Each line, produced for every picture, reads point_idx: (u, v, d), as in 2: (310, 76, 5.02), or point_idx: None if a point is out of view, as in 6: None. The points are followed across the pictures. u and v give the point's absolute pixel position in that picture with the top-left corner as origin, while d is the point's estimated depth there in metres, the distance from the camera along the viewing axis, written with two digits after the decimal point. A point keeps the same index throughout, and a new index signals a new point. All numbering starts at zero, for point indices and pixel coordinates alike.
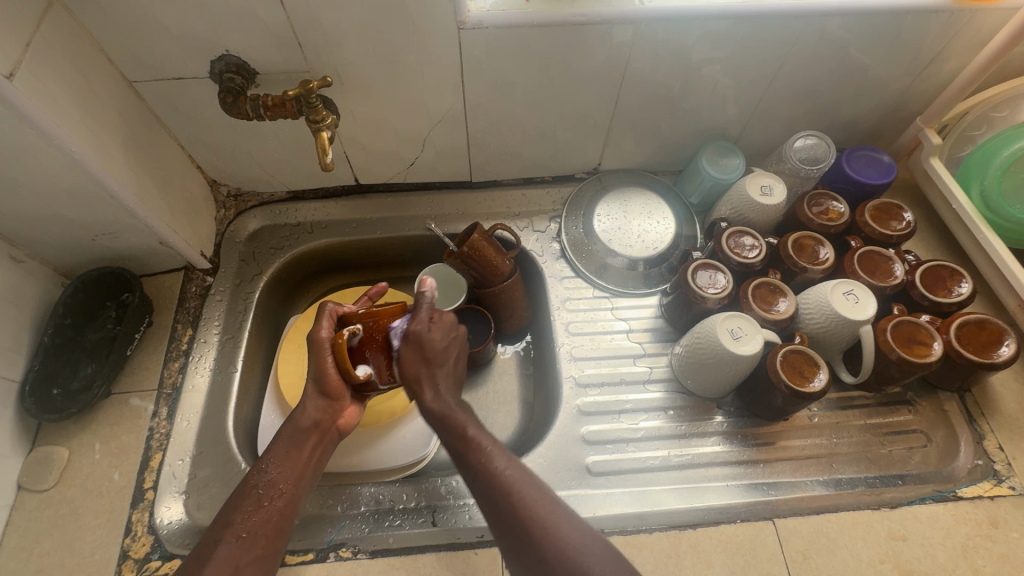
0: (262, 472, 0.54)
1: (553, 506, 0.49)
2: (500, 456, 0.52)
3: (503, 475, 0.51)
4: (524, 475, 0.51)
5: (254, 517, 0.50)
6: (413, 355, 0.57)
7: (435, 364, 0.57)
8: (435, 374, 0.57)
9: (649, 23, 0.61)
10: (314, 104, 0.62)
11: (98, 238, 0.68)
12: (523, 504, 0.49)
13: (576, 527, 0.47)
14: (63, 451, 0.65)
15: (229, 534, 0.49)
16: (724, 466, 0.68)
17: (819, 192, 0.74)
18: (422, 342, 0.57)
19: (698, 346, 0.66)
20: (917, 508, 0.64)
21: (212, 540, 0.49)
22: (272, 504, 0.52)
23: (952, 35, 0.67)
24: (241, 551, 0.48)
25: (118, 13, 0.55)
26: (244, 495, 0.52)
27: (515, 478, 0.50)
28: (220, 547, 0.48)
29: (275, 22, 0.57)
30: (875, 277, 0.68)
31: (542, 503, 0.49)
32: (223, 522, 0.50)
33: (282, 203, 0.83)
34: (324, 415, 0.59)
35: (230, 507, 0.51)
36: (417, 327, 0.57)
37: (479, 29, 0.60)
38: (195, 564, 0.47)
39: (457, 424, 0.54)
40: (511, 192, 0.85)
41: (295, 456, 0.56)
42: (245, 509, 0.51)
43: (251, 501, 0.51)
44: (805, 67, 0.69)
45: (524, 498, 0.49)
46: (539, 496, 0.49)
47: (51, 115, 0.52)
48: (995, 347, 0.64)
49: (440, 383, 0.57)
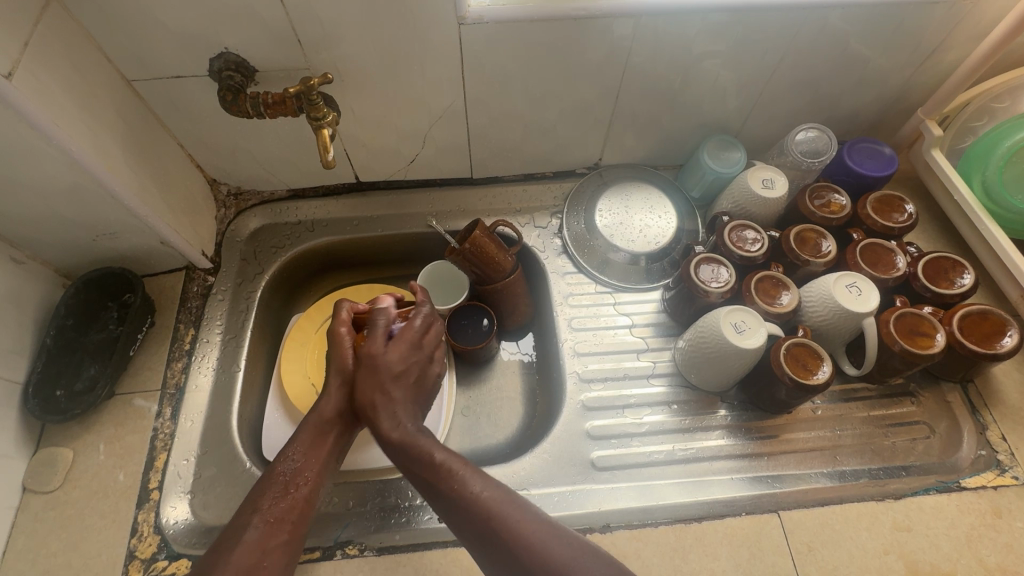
0: (287, 458, 0.54)
1: (538, 528, 0.47)
2: (474, 478, 0.50)
3: (481, 499, 0.49)
4: (503, 498, 0.49)
5: (280, 502, 0.51)
6: (369, 375, 0.57)
7: (391, 386, 0.57)
8: (391, 398, 0.56)
9: (650, 16, 0.61)
10: (315, 101, 0.61)
11: (99, 239, 0.67)
12: (507, 529, 0.47)
13: (570, 547, 0.46)
14: (68, 452, 0.65)
15: (256, 517, 0.49)
16: (727, 460, 0.68)
17: (821, 185, 0.74)
18: (376, 364, 0.57)
19: (701, 340, 0.66)
20: (922, 498, 0.64)
21: (241, 522, 0.49)
22: (297, 492, 0.52)
23: (953, 25, 0.67)
24: (270, 535, 0.49)
25: (115, 11, 0.54)
26: (269, 483, 0.52)
27: (492, 500, 0.49)
28: (248, 530, 0.49)
29: (275, 19, 0.57)
30: (878, 269, 0.68)
31: (524, 524, 0.47)
32: (250, 507, 0.51)
33: (282, 202, 0.82)
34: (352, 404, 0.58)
35: (257, 490, 0.52)
36: (376, 349, 0.58)
37: (480, 24, 0.59)
38: (225, 546, 0.48)
39: (423, 455, 0.52)
40: (511, 188, 0.85)
41: (319, 443, 0.56)
42: (271, 494, 0.51)
43: (278, 487, 0.52)
44: (805, 60, 0.69)
45: (508, 520, 0.47)
46: (522, 518, 0.48)
47: (50, 115, 0.51)
48: (997, 338, 0.65)
49: (397, 408, 0.56)
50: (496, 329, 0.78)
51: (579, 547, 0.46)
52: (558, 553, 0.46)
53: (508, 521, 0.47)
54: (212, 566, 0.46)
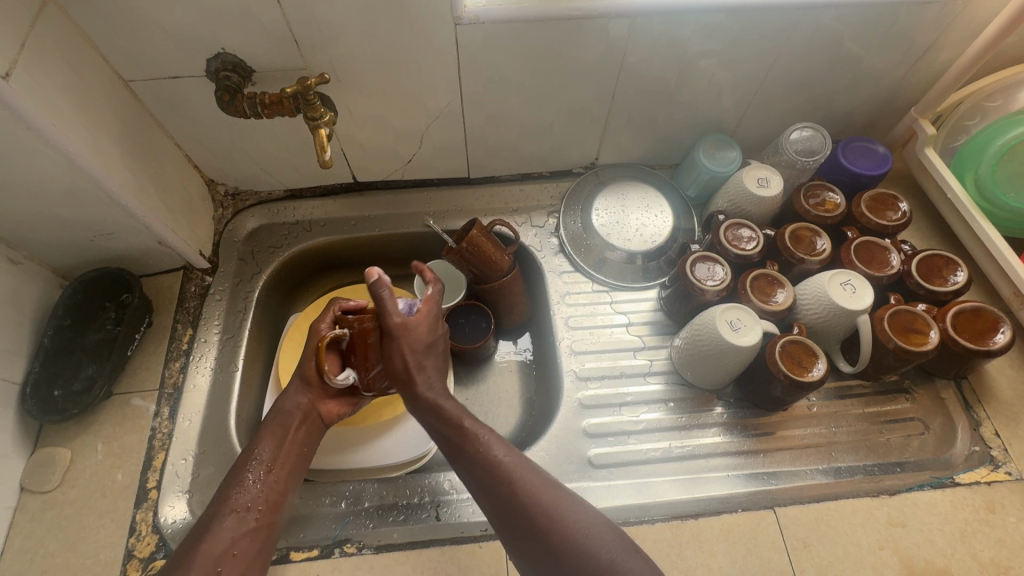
0: (256, 452, 0.56)
1: (555, 492, 0.51)
2: (497, 445, 0.55)
3: (504, 463, 0.53)
4: (523, 465, 0.53)
5: (247, 494, 0.52)
6: (400, 350, 0.56)
7: (421, 358, 0.57)
8: (424, 368, 0.57)
9: (644, 16, 0.61)
10: (312, 101, 0.61)
11: (96, 239, 0.67)
12: (525, 491, 0.51)
13: (584, 513, 0.50)
14: (66, 452, 0.65)
15: (227, 510, 0.51)
16: (724, 456, 0.68)
17: (815, 184, 0.75)
18: (409, 335, 0.56)
19: (697, 338, 0.66)
20: (916, 494, 0.65)
21: (211, 515, 0.51)
22: (264, 484, 0.54)
23: (946, 25, 0.67)
24: (238, 525, 0.50)
25: (113, 12, 0.54)
26: (236, 476, 0.54)
27: (514, 464, 0.53)
28: (217, 522, 0.50)
29: (272, 20, 0.57)
30: (872, 267, 0.69)
31: (542, 488, 0.52)
32: (220, 499, 0.52)
33: (280, 202, 0.83)
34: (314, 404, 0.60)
35: (226, 485, 0.53)
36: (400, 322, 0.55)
37: (476, 24, 0.60)
38: (194, 541, 0.49)
39: (452, 421, 0.56)
40: (508, 187, 0.86)
41: (284, 438, 0.57)
42: (240, 487, 0.53)
43: (244, 480, 0.53)
44: (800, 59, 0.70)
45: (526, 485, 0.52)
46: (541, 483, 0.52)
47: (48, 115, 0.51)
48: (990, 334, 0.65)
49: (430, 377, 0.58)
50: (493, 328, 0.79)
51: (592, 515, 0.50)
52: (572, 517, 0.50)
53: (528, 485, 0.52)
54: (181, 559, 0.48)
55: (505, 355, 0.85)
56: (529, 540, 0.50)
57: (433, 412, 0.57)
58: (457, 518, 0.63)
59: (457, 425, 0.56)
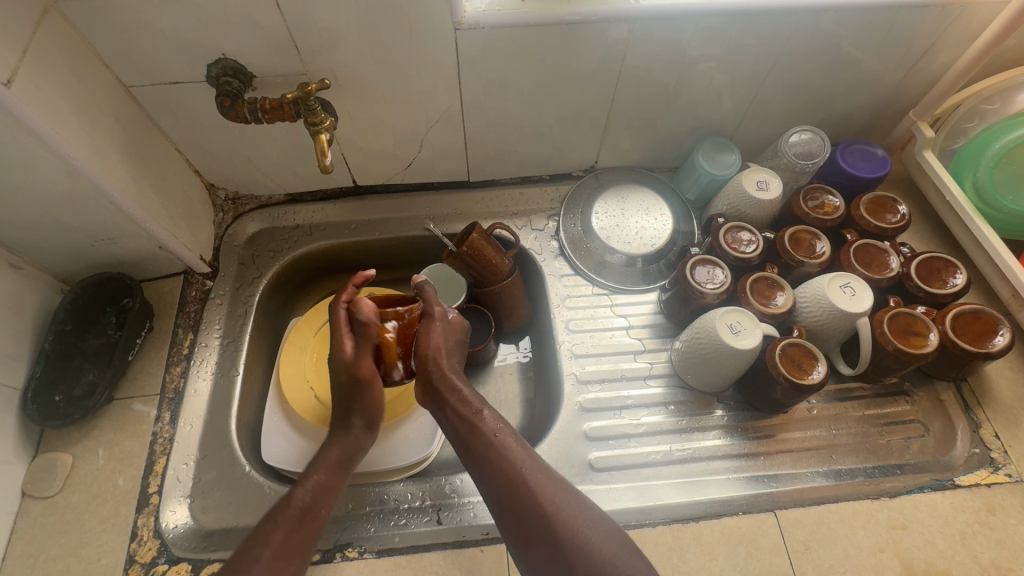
0: (305, 489, 0.56)
1: (561, 486, 0.54)
2: (510, 436, 0.57)
3: (516, 453, 0.55)
4: (532, 456, 0.56)
5: (293, 534, 0.53)
6: (439, 329, 0.60)
7: (450, 345, 0.62)
8: (452, 353, 0.61)
9: (644, 21, 0.61)
10: (313, 107, 0.62)
11: (97, 244, 0.68)
12: (533, 482, 0.53)
13: (588, 510, 0.53)
14: (67, 457, 0.65)
15: (267, 550, 0.51)
16: (725, 459, 0.68)
17: (814, 187, 0.75)
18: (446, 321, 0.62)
19: (697, 342, 0.67)
20: (917, 496, 0.65)
21: (251, 550, 0.51)
22: (311, 524, 0.54)
23: (944, 28, 0.68)
24: (278, 567, 0.51)
25: (114, 18, 0.55)
26: (282, 512, 0.54)
27: (525, 456, 0.55)
28: (260, 560, 0.50)
29: (272, 25, 0.57)
30: (871, 270, 0.69)
31: (549, 480, 0.54)
32: (264, 536, 0.52)
33: (280, 206, 0.83)
34: (359, 446, 0.61)
35: (269, 523, 0.53)
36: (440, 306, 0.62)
37: (475, 29, 0.60)
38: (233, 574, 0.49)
39: (468, 406, 0.58)
40: (508, 191, 0.86)
41: (334, 478, 0.58)
42: (285, 526, 0.53)
43: (293, 519, 0.54)
44: (799, 63, 0.70)
45: (537, 479, 0.54)
46: (549, 475, 0.54)
47: (49, 121, 0.51)
48: (990, 337, 0.65)
49: (454, 363, 0.61)
50: (493, 331, 0.79)
51: (595, 514, 0.53)
52: (576, 512, 0.52)
53: (537, 476, 0.54)
54: None
55: (505, 358, 0.85)
56: (529, 527, 0.52)
57: (451, 395, 0.58)
58: (458, 522, 0.63)
59: (472, 411, 0.58)
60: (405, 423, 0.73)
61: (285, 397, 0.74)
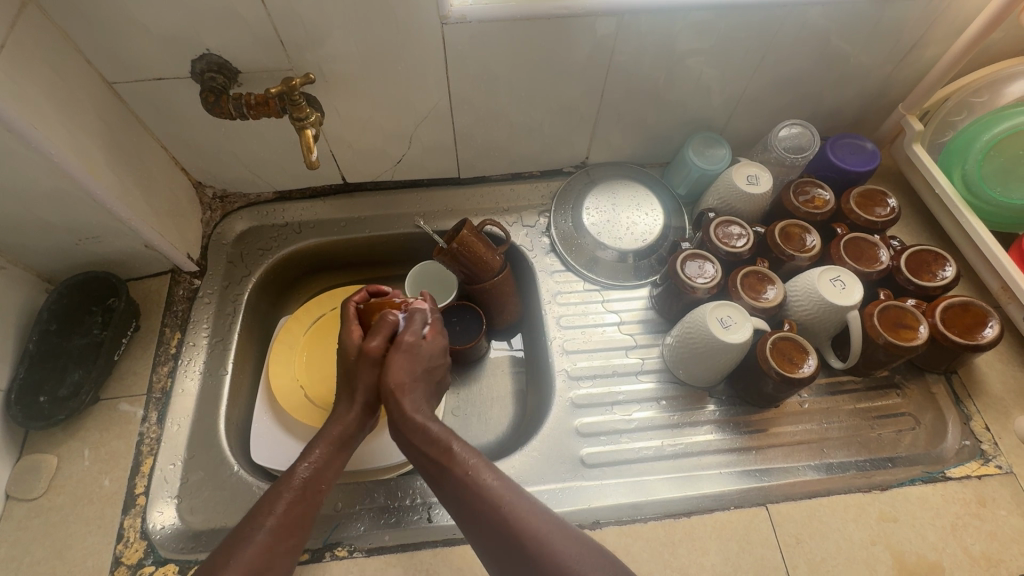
0: (307, 464, 0.54)
1: (542, 519, 0.50)
2: (486, 468, 0.52)
3: (493, 488, 0.51)
4: (513, 489, 0.52)
5: (294, 507, 0.52)
6: (404, 361, 0.56)
7: (415, 379, 0.57)
8: (415, 390, 0.56)
9: (632, 14, 0.61)
10: (297, 101, 0.61)
11: (82, 243, 0.67)
12: (513, 520, 0.50)
13: (575, 539, 0.50)
14: (52, 458, 0.64)
15: (270, 520, 0.50)
16: (716, 453, 0.68)
17: (804, 181, 0.75)
18: (415, 352, 0.57)
19: (688, 336, 0.66)
20: (908, 489, 0.65)
21: (248, 523, 0.50)
22: (313, 497, 0.53)
23: (931, 21, 0.68)
24: (279, 540, 0.50)
25: (93, 12, 0.54)
26: (285, 485, 0.53)
27: (504, 491, 0.51)
28: (260, 532, 0.49)
29: (257, 20, 0.57)
30: (861, 263, 0.69)
31: (528, 515, 0.50)
32: (266, 508, 0.51)
33: (269, 204, 0.82)
34: (362, 421, 0.59)
35: (270, 497, 0.52)
36: (413, 337, 0.57)
37: (462, 24, 0.60)
38: (236, 543, 0.49)
39: (438, 444, 0.53)
40: (499, 187, 0.85)
41: (338, 453, 0.57)
42: (287, 500, 0.52)
43: (295, 493, 0.52)
44: (787, 57, 0.70)
45: (517, 510, 0.50)
46: (531, 509, 0.50)
47: (29, 117, 0.51)
48: (979, 329, 0.65)
49: (417, 401, 0.56)
50: (485, 329, 0.79)
51: (583, 542, 0.50)
52: (560, 544, 0.49)
53: (517, 511, 0.50)
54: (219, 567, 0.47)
55: (497, 355, 0.85)
56: (515, 565, 0.49)
57: (418, 436, 0.54)
58: (450, 519, 0.63)
59: (441, 448, 0.53)
60: None
61: (274, 396, 0.73)
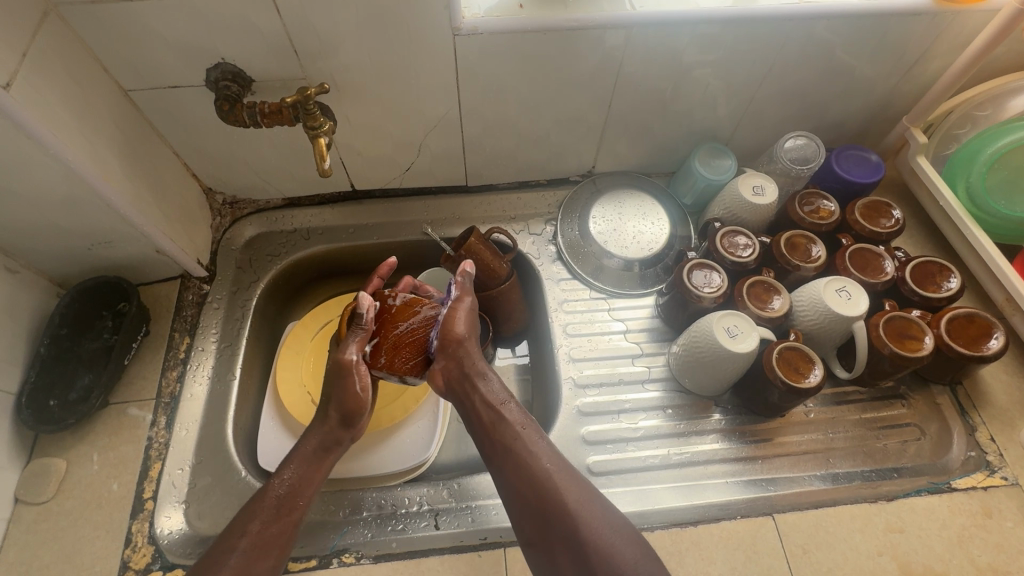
0: (280, 483, 0.55)
1: (582, 485, 0.54)
2: (535, 432, 0.58)
3: (539, 450, 0.56)
4: (557, 458, 0.56)
5: (269, 527, 0.52)
6: (467, 318, 0.64)
7: (473, 333, 0.65)
8: (475, 344, 0.64)
9: (640, 28, 0.62)
10: (312, 111, 0.62)
11: (94, 248, 0.67)
12: (557, 478, 0.54)
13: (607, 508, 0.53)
14: (62, 462, 0.65)
15: (243, 541, 0.51)
16: (723, 463, 0.68)
17: (809, 192, 0.76)
18: (473, 309, 0.65)
19: (694, 345, 0.67)
20: (914, 500, 0.65)
21: (224, 545, 0.51)
22: (289, 516, 0.54)
23: (935, 36, 0.68)
24: (254, 560, 0.50)
25: (112, 22, 0.55)
26: (260, 503, 0.54)
27: (549, 452, 0.56)
28: (234, 554, 0.50)
29: (273, 31, 0.58)
30: (866, 274, 0.69)
31: (568, 476, 0.54)
32: (240, 528, 0.52)
33: (277, 210, 0.83)
34: (338, 437, 0.60)
35: (245, 516, 0.53)
36: (472, 296, 0.65)
37: (473, 35, 0.60)
38: (210, 565, 0.49)
39: (495, 399, 0.60)
40: (506, 195, 0.86)
41: (312, 469, 0.57)
42: (262, 519, 0.52)
43: (270, 511, 0.53)
44: (793, 69, 0.71)
45: (559, 472, 0.54)
46: (572, 476, 0.54)
47: (48, 124, 0.51)
48: (984, 340, 0.66)
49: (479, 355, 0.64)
50: (491, 336, 0.79)
51: (608, 506, 0.53)
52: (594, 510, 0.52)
53: (560, 472, 0.54)
54: None
55: (504, 363, 0.85)
56: (550, 522, 0.52)
57: (479, 388, 0.61)
58: (457, 526, 0.63)
59: (499, 404, 0.60)
60: (404, 428, 0.73)
61: (281, 402, 0.74)
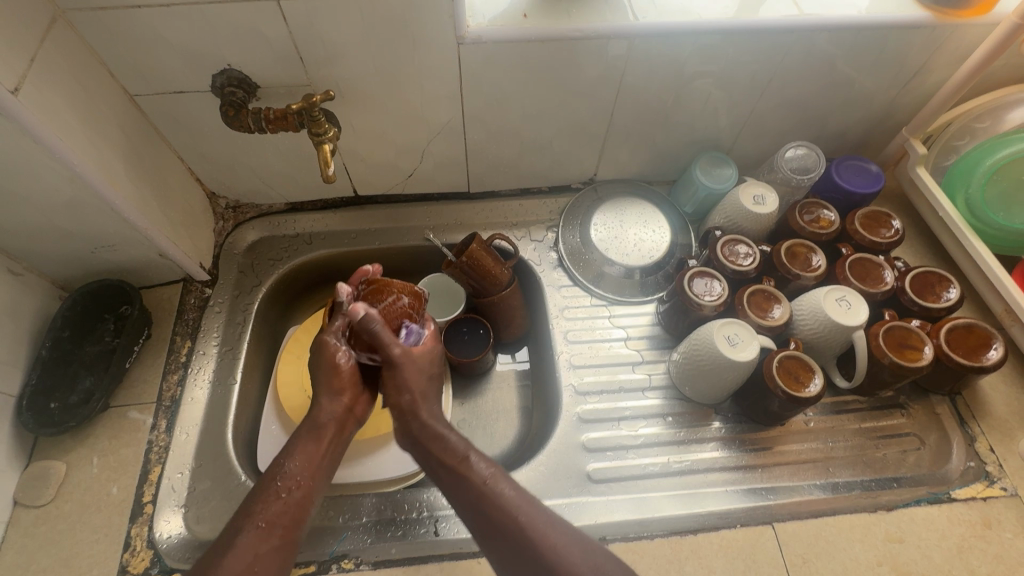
0: (282, 464, 0.54)
1: (560, 530, 0.51)
2: (501, 479, 0.54)
3: (509, 498, 0.53)
4: (528, 501, 0.53)
5: (273, 509, 0.51)
6: (405, 378, 0.60)
7: (423, 388, 0.62)
8: (428, 399, 0.61)
9: (643, 38, 0.63)
10: (317, 117, 0.62)
11: (97, 251, 0.68)
12: (530, 530, 0.51)
13: (587, 552, 0.50)
14: (61, 465, 0.65)
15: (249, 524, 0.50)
16: (723, 472, 0.68)
17: (810, 201, 0.76)
18: (410, 363, 0.60)
19: (694, 354, 0.67)
20: (913, 510, 0.65)
21: (233, 529, 0.50)
22: (291, 496, 0.53)
23: (935, 48, 0.69)
24: (263, 539, 0.49)
25: (119, 28, 0.55)
26: (265, 487, 0.53)
27: (519, 501, 0.53)
28: (241, 535, 0.49)
29: (279, 38, 0.58)
30: (866, 283, 0.70)
31: (545, 525, 0.51)
32: (245, 511, 0.51)
33: (280, 214, 0.83)
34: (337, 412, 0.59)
35: (250, 500, 0.52)
36: (400, 352, 0.60)
37: (478, 44, 0.61)
38: (218, 552, 0.48)
39: (455, 453, 0.56)
40: (508, 202, 0.86)
41: (314, 447, 0.56)
42: (265, 502, 0.52)
43: (271, 493, 0.52)
44: (794, 80, 0.71)
45: (531, 520, 0.51)
46: (548, 521, 0.52)
47: (54, 129, 0.52)
48: (984, 350, 0.66)
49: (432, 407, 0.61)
50: (492, 341, 0.79)
51: (589, 552, 0.50)
52: (578, 558, 0.49)
53: (532, 522, 0.51)
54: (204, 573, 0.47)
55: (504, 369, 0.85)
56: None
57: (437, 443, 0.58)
58: (455, 533, 0.63)
59: (461, 458, 0.56)
60: None
61: (281, 405, 0.74)
